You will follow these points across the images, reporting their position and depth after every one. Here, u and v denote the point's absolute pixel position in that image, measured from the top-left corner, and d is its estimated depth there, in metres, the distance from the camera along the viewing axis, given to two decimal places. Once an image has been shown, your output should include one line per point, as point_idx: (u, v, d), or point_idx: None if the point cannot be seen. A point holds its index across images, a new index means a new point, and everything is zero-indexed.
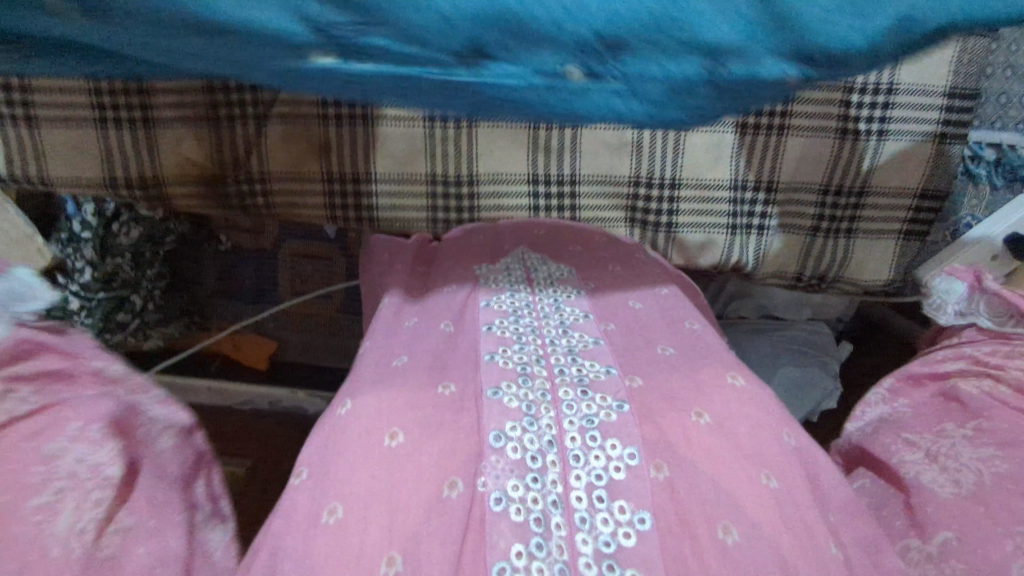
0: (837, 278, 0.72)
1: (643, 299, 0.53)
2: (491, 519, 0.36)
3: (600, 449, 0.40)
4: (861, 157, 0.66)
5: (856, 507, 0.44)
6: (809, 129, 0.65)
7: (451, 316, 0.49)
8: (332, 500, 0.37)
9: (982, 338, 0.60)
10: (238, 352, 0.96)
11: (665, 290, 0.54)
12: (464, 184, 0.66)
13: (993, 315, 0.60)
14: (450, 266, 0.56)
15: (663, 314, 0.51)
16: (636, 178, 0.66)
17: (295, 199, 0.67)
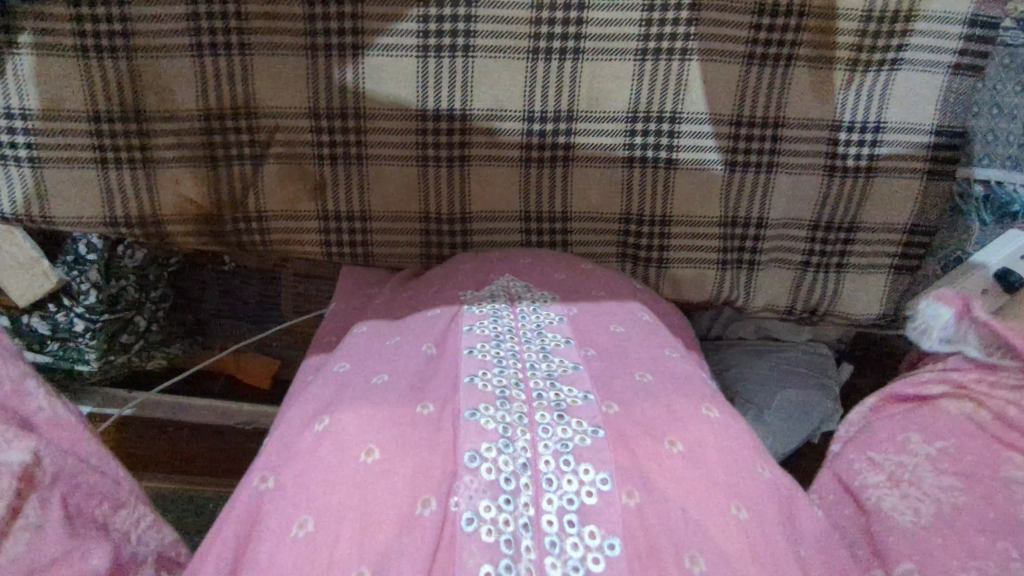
0: (827, 312, 0.73)
1: (626, 326, 0.53)
2: (462, 539, 0.37)
3: (573, 474, 0.40)
4: (851, 193, 0.67)
5: (825, 539, 0.44)
6: (797, 167, 0.66)
7: (433, 336, 0.49)
8: (304, 511, 0.38)
9: (966, 368, 0.57)
10: (241, 370, 0.96)
11: (647, 319, 0.55)
12: (457, 222, 0.69)
13: (982, 345, 0.57)
14: (438, 289, 0.57)
15: (643, 339, 0.52)
16: (626, 215, 0.68)
17: (293, 237, 0.68)
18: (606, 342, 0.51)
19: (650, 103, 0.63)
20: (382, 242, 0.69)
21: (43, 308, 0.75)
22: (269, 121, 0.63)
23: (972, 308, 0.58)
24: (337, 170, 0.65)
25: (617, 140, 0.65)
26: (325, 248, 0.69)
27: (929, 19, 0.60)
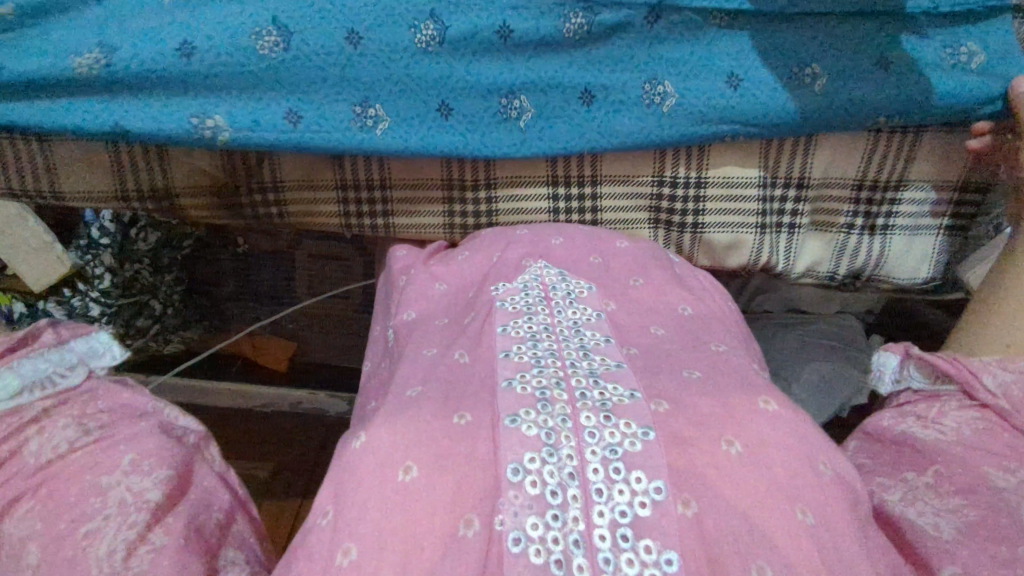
0: (872, 276, 0.69)
1: (665, 326, 0.51)
2: (510, 562, 0.35)
3: (624, 484, 0.38)
4: (897, 149, 0.63)
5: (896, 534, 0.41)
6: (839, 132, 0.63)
7: (466, 344, 0.47)
8: (346, 540, 0.36)
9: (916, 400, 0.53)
10: (258, 353, 0.93)
11: (689, 315, 0.52)
12: (482, 189, 0.67)
13: (925, 378, 0.54)
14: (473, 296, 0.54)
15: (686, 340, 0.49)
16: (660, 177, 0.65)
17: (311, 209, 0.67)
18: (644, 344, 0.48)
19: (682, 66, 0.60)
20: (403, 212, 0.68)
21: (57, 294, 0.75)
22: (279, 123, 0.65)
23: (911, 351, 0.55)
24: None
25: None
26: (344, 220, 0.68)
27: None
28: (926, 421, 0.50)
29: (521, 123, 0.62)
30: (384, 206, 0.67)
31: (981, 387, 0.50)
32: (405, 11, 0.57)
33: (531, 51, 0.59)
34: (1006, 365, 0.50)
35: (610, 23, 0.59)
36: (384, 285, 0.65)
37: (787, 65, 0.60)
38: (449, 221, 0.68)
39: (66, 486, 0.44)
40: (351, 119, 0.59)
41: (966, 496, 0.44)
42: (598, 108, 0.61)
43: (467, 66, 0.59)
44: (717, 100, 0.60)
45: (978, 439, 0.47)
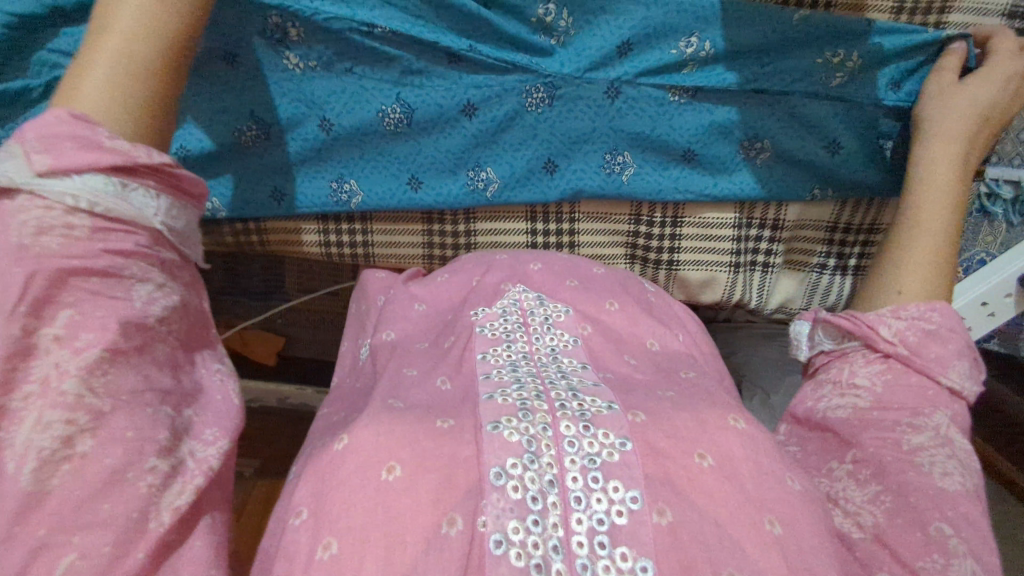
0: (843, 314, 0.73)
1: (636, 355, 0.52)
2: (490, 562, 0.35)
3: (602, 492, 0.39)
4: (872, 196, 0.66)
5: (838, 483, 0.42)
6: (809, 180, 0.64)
7: (447, 370, 0.48)
8: (327, 533, 0.36)
9: (830, 362, 0.56)
10: (246, 347, 0.90)
11: (656, 349, 0.54)
12: (461, 222, 0.68)
13: (834, 338, 0.56)
14: (453, 318, 0.55)
15: (655, 370, 0.51)
16: (637, 216, 0.67)
17: (293, 237, 0.69)
18: (620, 370, 0.50)
19: (652, 127, 0.62)
20: (384, 242, 0.70)
21: None
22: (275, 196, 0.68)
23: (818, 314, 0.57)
24: (321, 185, 0.65)
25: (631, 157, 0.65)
26: (326, 249, 0.70)
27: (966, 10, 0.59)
28: (843, 387, 0.52)
29: (489, 193, 0.65)
30: (363, 236, 0.69)
31: (878, 337, 0.52)
32: (371, 96, 0.61)
33: (492, 127, 0.62)
34: (898, 313, 0.53)
35: (566, 97, 0.61)
36: (359, 301, 0.67)
37: (737, 137, 0.62)
38: (430, 252, 0.71)
39: (146, 389, 0.38)
40: (328, 194, 0.65)
41: (881, 481, 0.45)
42: (561, 176, 0.64)
43: (434, 142, 0.63)
44: (672, 176, 0.64)
45: (892, 394, 0.49)
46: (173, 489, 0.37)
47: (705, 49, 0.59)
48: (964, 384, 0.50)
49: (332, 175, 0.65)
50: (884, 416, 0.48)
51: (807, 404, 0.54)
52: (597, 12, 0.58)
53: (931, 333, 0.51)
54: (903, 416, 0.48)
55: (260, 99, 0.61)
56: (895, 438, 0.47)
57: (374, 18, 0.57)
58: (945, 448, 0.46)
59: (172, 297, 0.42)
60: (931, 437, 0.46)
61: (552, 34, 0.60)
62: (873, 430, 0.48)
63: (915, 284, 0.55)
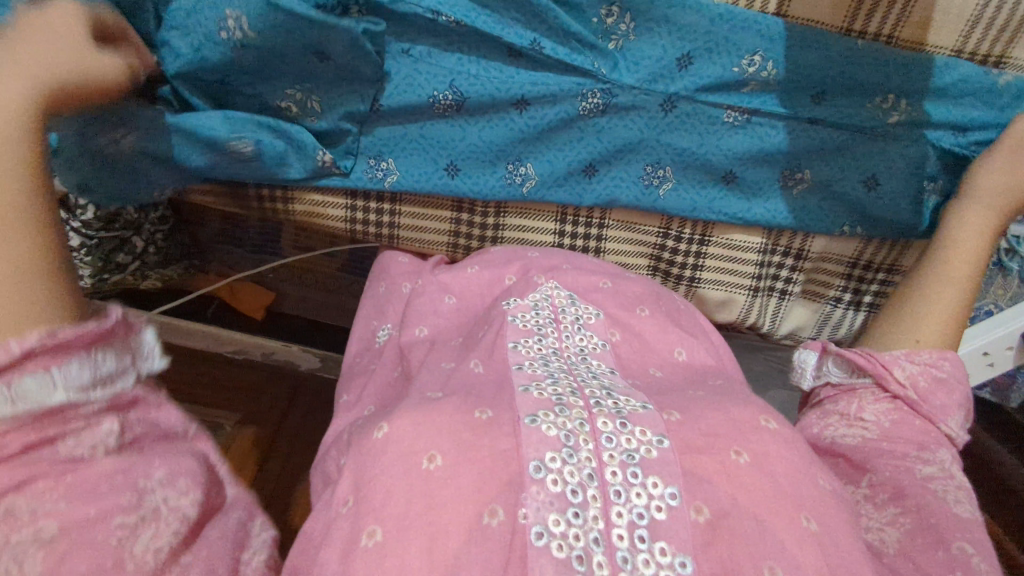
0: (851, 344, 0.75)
1: (663, 368, 0.53)
2: (533, 554, 0.36)
3: (641, 488, 0.39)
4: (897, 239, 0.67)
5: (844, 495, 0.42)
6: (843, 204, 0.64)
7: (480, 355, 0.48)
8: (371, 522, 0.36)
9: (835, 398, 0.55)
10: (234, 300, 0.84)
11: (682, 360, 0.55)
12: (491, 214, 0.69)
13: (841, 372, 0.56)
14: (482, 320, 0.55)
15: (682, 380, 0.51)
16: (666, 230, 0.68)
17: (318, 211, 0.69)
18: (646, 378, 0.50)
19: (699, 141, 0.63)
20: (410, 224, 0.70)
21: None
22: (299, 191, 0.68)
23: (829, 351, 0.57)
24: (360, 177, 0.65)
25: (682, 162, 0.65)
26: (350, 225, 0.70)
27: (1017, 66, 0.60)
28: (850, 419, 0.53)
29: (524, 188, 0.65)
30: (391, 217, 0.69)
31: (891, 379, 0.53)
32: (426, 80, 0.61)
33: (540, 125, 0.62)
34: (913, 358, 0.54)
35: (621, 106, 0.62)
36: (376, 280, 0.66)
37: (778, 164, 0.63)
38: (455, 241, 0.72)
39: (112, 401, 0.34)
40: (364, 171, 0.65)
41: (899, 504, 0.46)
42: (599, 180, 0.65)
43: (479, 131, 0.63)
44: (708, 190, 0.65)
45: (898, 430, 0.51)
46: (145, 536, 0.33)
47: (766, 70, 0.59)
48: (959, 434, 0.52)
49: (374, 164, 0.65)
50: (892, 445, 0.50)
51: (811, 429, 0.54)
52: (664, 20, 0.58)
53: (939, 381, 0.53)
54: (910, 449, 0.49)
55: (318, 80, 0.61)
56: (907, 466, 0.48)
57: (439, 5, 0.58)
58: (952, 480, 0.47)
59: (104, 430, 0.35)
60: (940, 470, 0.48)
61: (611, 37, 0.59)
62: (886, 457, 0.49)
63: (930, 334, 0.58)
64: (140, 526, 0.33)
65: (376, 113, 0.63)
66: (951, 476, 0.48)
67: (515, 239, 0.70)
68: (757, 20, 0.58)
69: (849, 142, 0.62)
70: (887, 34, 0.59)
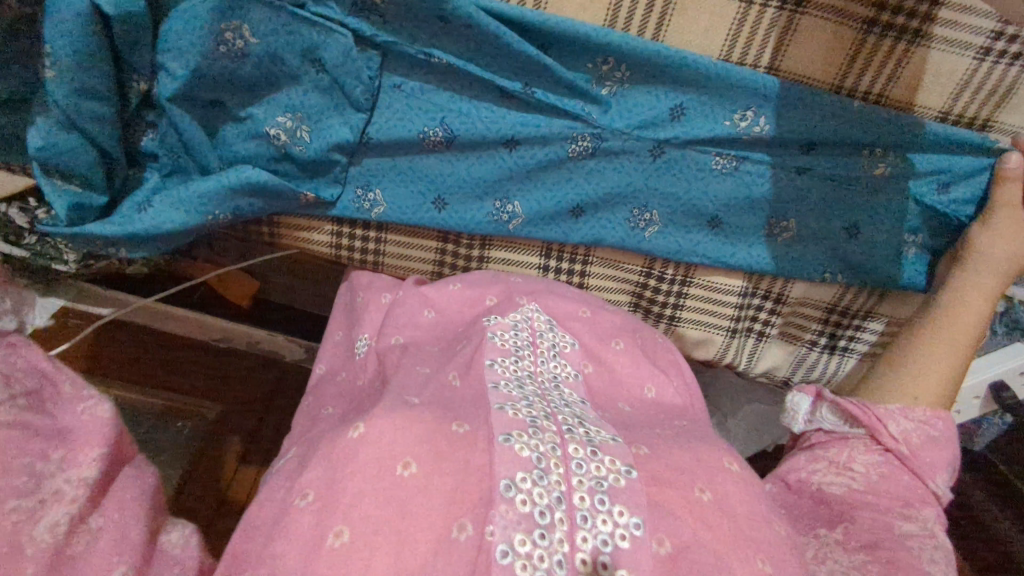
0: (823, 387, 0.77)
1: (631, 404, 0.55)
2: (498, 571, 0.36)
3: (608, 514, 0.40)
4: (872, 289, 0.69)
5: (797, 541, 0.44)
6: (826, 257, 0.66)
7: (458, 367, 0.50)
8: (339, 522, 0.37)
9: (830, 443, 0.58)
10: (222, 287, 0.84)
11: (651, 397, 0.56)
12: (474, 247, 0.70)
13: (835, 420, 0.58)
14: (457, 341, 0.56)
15: (650, 418, 0.53)
16: (649, 269, 0.70)
17: (303, 233, 0.69)
18: (615, 411, 0.52)
19: (685, 188, 0.65)
20: (396, 252, 0.71)
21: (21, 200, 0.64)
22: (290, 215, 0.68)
23: (824, 400, 0.58)
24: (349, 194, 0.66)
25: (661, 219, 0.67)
26: (335, 250, 0.71)
27: (1003, 130, 0.62)
28: (839, 467, 0.55)
29: (511, 226, 0.67)
30: (377, 245, 0.70)
31: (885, 433, 0.55)
32: (416, 116, 0.62)
33: (531, 165, 0.64)
34: (907, 413, 0.56)
35: (612, 149, 0.63)
36: (346, 297, 0.67)
37: (766, 214, 0.66)
38: (438, 271, 0.72)
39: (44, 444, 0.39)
40: (350, 198, 0.66)
41: (871, 553, 0.48)
42: (586, 222, 0.67)
43: (467, 168, 0.65)
44: (693, 234, 0.67)
45: (885, 485, 0.53)
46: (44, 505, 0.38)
47: (759, 126, 0.62)
48: (946, 492, 0.54)
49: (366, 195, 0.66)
50: (877, 500, 0.52)
51: (799, 474, 0.57)
52: (656, 74, 0.61)
53: (934, 441, 0.55)
54: (896, 504, 0.52)
55: (313, 105, 0.62)
56: (887, 522, 0.50)
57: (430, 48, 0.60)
58: (931, 539, 0.49)
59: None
60: (921, 527, 0.50)
61: (607, 83, 0.62)
62: (868, 510, 0.51)
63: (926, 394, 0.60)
64: (38, 509, 0.39)
65: (364, 145, 0.64)
66: (931, 535, 0.49)
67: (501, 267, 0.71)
68: (750, 79, 0.59)
69: (835, 188, 0.64)
70: (876, 95, 0.61)
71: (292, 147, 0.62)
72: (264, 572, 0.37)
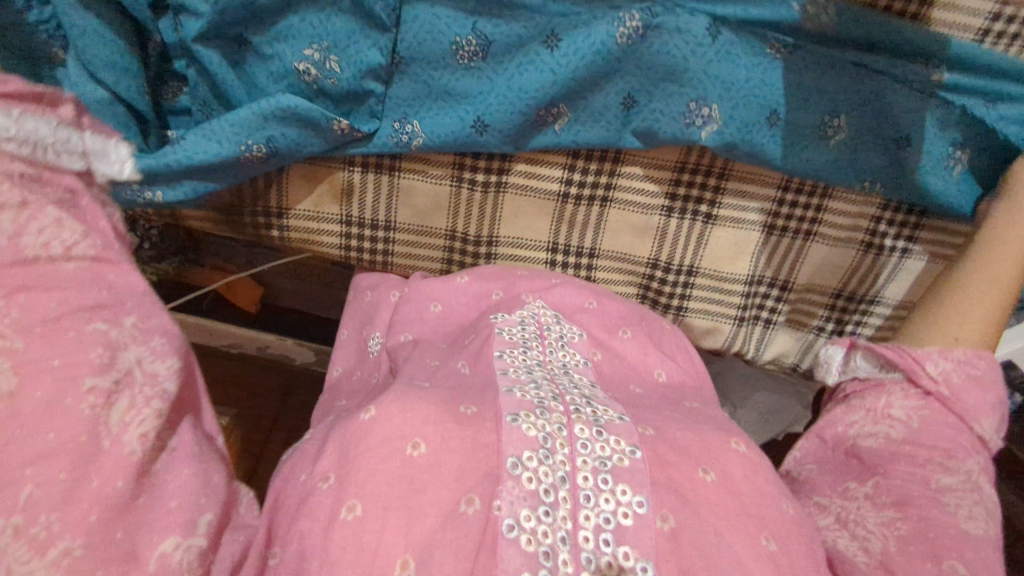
0: None
1: (642, 385, 0.56)
2: (503, 544, 0.37)
3: (610, 493, 0.41)
4: (880, 271, 0.70)
5: (804, 525, 0.45)
6: (833, 239, 0.68)
7: (467, 356, 0.52)
8: (352, 496, 0.38)
9: (862, 389, 0.58)
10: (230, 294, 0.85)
11: (662, 379, 0.58)
12: (483, 242, 0.72)
13: (869, 366, 0.58)
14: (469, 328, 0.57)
15: (659, 398, 0.54)
16: (655, 261, 0.71)
17: (312, 236, 0.72)
18: (625, 391, 0.53)
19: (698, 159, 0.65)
20: (405, 250, 0.73)
21: None
22: (299, 221, 0.71)
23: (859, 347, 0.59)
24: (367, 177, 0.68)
25: (658, 189, 0.67)
26: (344, 251, 0.73)
27: None
28: (876, 415, 0.55)
29: (558, 127, 0.63)
30: (386, 242, 0.73)
31: (923, 374, 0.54)
32: (446, 26, 0.59)
33: (576, 61, 0.58)
34: (946, 354, 0.55)
35: (664, 28, 0.58)
36: (357, 296, 0.69)
37: (823, 110, 0.60)
38: (450, 258, 0.74)
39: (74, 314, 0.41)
40: (388, 134, 0.64)
41: (900, 509, 0.48)
42: (638, 113, 0.61)
43: (508, 78, 0.60)
44: (753, 128, 0.60)
45: (924, 428, 0.52)
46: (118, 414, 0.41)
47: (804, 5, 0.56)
48: (992, 436, 0.53)
49: (378, 179, 0.68)
50: (916, 449, 0.51)
51: (837, 427, 0.56)
52: None
53: (975, 379, 0.54)
54: (937, 454, 0.50)
55: (339, 30, 0.60)
56: (925, 475, 0.50)
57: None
58: (972, 491, 0.49)
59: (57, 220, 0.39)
60: (962, 480, 0.49)
61: None
62: (904, 462, 0.51)
63: (969, 333, 0.58)
64: None
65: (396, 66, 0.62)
66: (973, 489, 0.49)
67: (511, 253, 0.72)
68: None
69: (889, 117, 0.60)
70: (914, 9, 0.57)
71: (324, 81, 0.61)
72: (291, 551, 0.38)
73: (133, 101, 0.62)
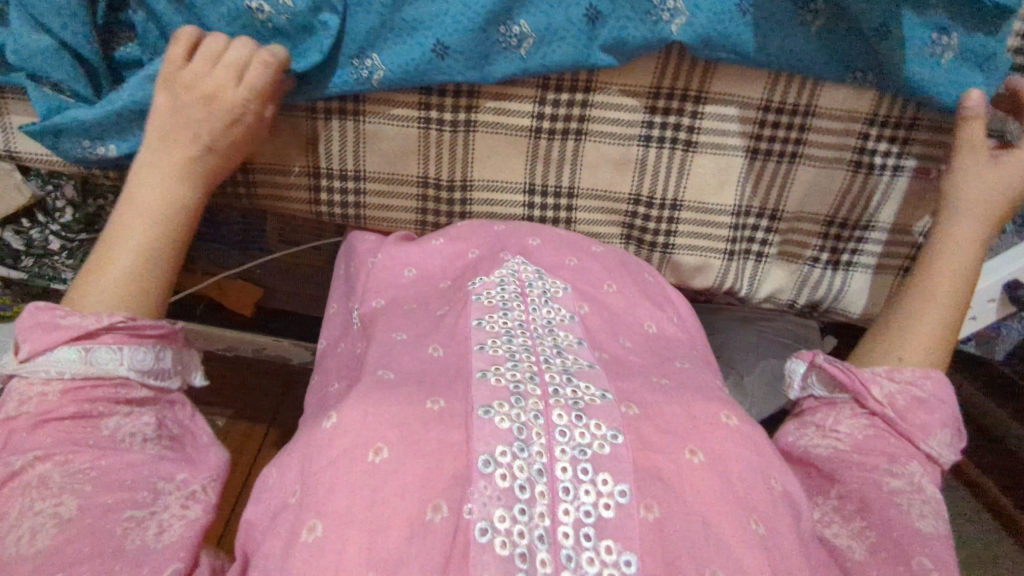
0: (828, 309, 0.72)
1: (632, 340, 0.53)
2: (476, 551, 0.35)
3: (590, 484, 0.38)
4: (872, 193, 0.64)
5: (795, 500, 0.43)
6: (823, 160, 0.63)
7: (439, 340, 0.48)
8: (312, 515, 0.36)
9: (816, 408, 0.56)
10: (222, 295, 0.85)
11: (653, 331, 0.55)
12: (454, 189, 0.67)
13: (825, 386, 0.56)
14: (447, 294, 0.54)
15: (648, 357, 0.51)
16: (637, 197, 0.67)
17: (281, 193, 0.67)
18: (614, 352, 0.50)
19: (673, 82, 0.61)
20: (376, 204, 0.68)
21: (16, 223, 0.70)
22: (262, 173, 0.66)
23: (817, 362, 0.57)
24: (331, 125, 0.63)
25: (635, 116, 0.62)
26: (314, 207, 0.68)
27: None
28: (824, 431, 0.54)
29: (523, 51, 0.58)
30: (355, 198, 0.68)
31: (869, 397, 0.53)
32: None
33: None
34: (893, 376, 0.54)
35: None
36: (345, 262, 0.65)
37: None
38: (423, 219, 0.69)
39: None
40: (348, 71, 0.58)
41: (865, 517, 0.47)
42: (604, 26, 0.56)
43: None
44: (728, 28, 0.55)
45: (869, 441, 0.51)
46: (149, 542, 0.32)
47: None
48: (942, 452, 0.51)
49: (343, 123, 0.63)
50: (864, 458, 0.51)
51: (788, 438, 0.55)
52: None
53: (920, 402, 0.52)
54: (881, 461, 0.50)
55: None
56: (876, 479, 0.49)
57: None
58: (919, 493, 0.48)
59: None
60: (908, 482, 0.49)
61: None
62: (855, 469, 0.50)
63: (917, 353, 0.56)
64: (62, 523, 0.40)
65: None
66: (918, 490, 0.48)
67: (486, 201, 0.68)
68: None
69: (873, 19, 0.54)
70: None
71: (276, 16, 0.56)
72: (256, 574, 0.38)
73: (78, 49, 0.57)
